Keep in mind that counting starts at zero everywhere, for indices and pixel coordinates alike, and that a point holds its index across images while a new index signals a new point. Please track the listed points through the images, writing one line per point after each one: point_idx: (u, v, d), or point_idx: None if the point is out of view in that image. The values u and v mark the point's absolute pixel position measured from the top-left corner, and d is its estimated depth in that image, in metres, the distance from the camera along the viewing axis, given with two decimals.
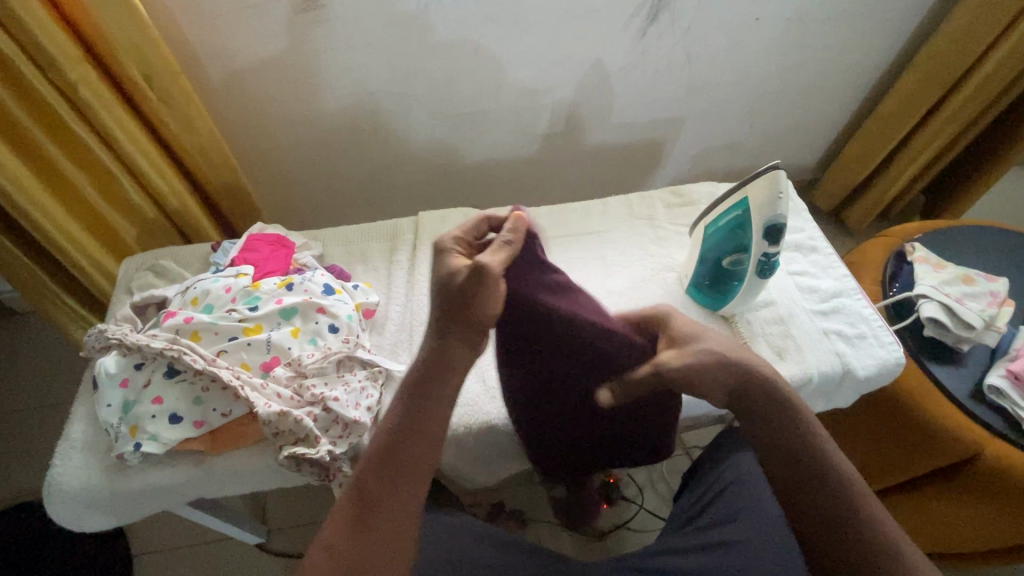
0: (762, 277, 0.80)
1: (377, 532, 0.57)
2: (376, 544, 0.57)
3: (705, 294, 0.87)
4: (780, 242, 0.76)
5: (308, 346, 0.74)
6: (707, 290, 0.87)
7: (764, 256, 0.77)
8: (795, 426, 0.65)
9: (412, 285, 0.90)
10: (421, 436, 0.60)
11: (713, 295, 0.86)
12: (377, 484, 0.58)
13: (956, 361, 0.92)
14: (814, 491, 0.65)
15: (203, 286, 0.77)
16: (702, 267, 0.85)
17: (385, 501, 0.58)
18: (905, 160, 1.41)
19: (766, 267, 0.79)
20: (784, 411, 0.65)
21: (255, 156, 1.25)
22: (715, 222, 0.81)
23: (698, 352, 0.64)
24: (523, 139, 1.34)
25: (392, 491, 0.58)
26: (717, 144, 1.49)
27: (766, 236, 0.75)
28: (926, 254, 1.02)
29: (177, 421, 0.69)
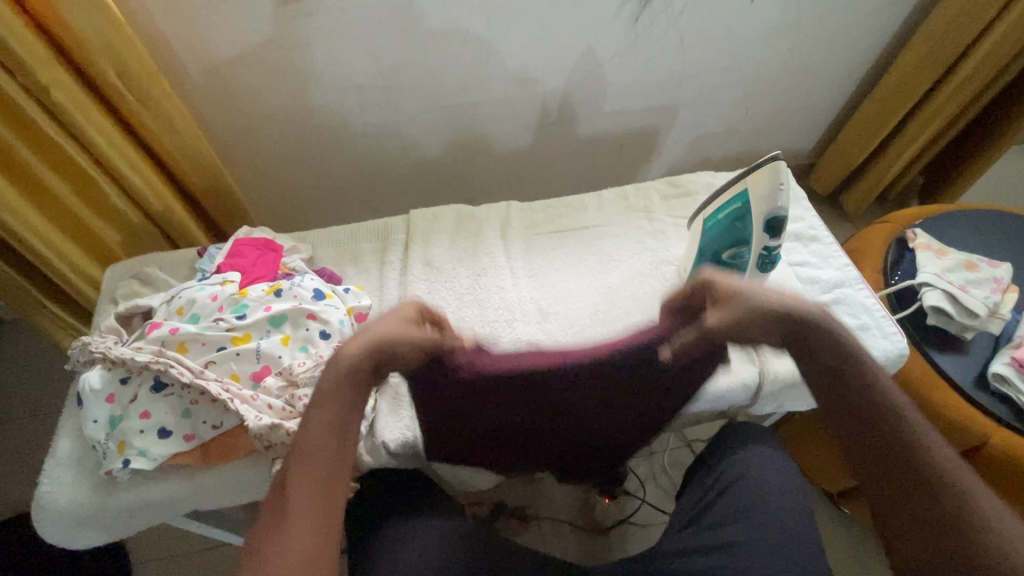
0: (763, 271, 0.78)
1: (283, 543, 0.50)
2: (281, 554, 0.49)
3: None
4: (781, 235, 0.73)
5: (299, 354, 0.72)
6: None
7: (765, 250, 0.75)
8: (865, 388, 0.56)
9: (405, 287, 0.88)
10: (336, 434, 0.56)
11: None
12: (291, 482, 0.53)
13: (961, 350, 0.91)
14: (885, 460, 0.54)
15: (188, 295, 0.74)
16: (699, 263, 0.84)
17: (297, 503, 0.52)
18: (903, 143, 1.39)
19: (766, 261, 0.76)
20: (852, 366, 0.56)
21: (240, 155, 1.21)
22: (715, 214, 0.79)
23: (742, 307, 0.59)
24: (515, 131, 1.31)
25: (306, 491, 0.53)
26: (712, 131, 1.47)
27: (767, 229, 0.72)
28: (928, 241, 1.00)
29: (167, 435, 0.67)
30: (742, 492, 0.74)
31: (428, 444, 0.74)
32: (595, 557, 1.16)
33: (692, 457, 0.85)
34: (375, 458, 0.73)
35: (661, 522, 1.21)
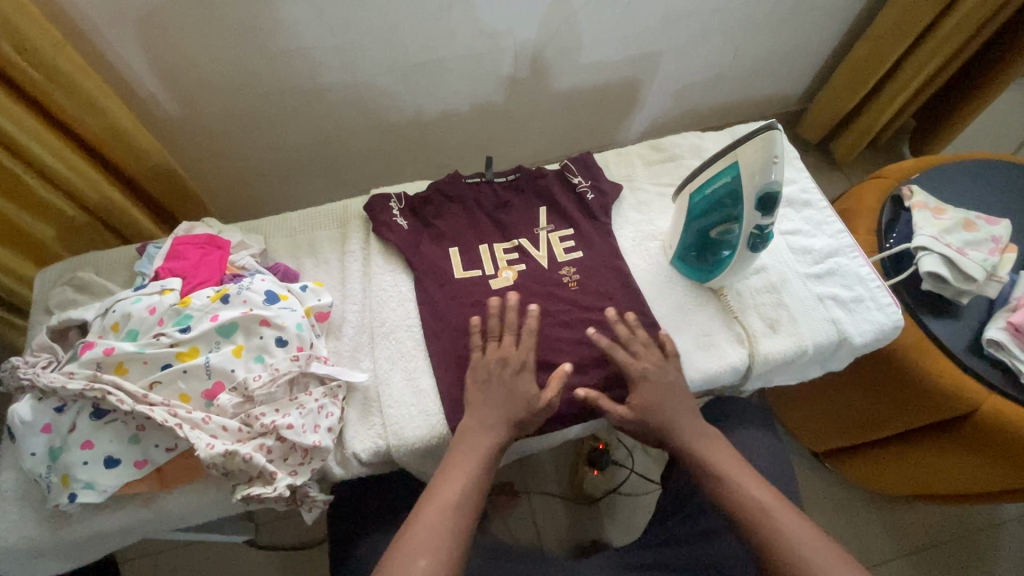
0: (754, 250, 0.72)
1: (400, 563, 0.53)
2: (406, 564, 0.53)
3: (696, 265, 0.80)
4: (775, 212, 0.68)
5: (254, 366, 0.66)
6: (696, 261, 0.79)
7: (758, 229, 0.69)
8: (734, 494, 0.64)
9: (369, 280, 0.81)
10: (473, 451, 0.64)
11: (703, 268, 0.79)
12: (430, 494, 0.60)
13: (955, 316, 0.87)
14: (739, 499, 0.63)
15: (123, 309, 0.67)
16: (688, 241, 0.78)
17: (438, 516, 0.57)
18: (897, 87, 1.31)
19: (758, 238, 0.70)
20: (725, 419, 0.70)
21: (182, 132, 1.09)
22: (700, 190, 0.73)
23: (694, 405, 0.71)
24: (485, 87, 1.20)
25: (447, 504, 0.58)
26: (698, 79, 1.36)
27: (760, 206, 0.67)
28: (924, 199, 0.94)
29: (114, 464, 0.61)
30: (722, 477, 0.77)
31: (401, 451, 0.69)
32: (585, 528, 1.16)
33: None
34: (346, 469, 0.69)
35: (651, 490, 1.20)
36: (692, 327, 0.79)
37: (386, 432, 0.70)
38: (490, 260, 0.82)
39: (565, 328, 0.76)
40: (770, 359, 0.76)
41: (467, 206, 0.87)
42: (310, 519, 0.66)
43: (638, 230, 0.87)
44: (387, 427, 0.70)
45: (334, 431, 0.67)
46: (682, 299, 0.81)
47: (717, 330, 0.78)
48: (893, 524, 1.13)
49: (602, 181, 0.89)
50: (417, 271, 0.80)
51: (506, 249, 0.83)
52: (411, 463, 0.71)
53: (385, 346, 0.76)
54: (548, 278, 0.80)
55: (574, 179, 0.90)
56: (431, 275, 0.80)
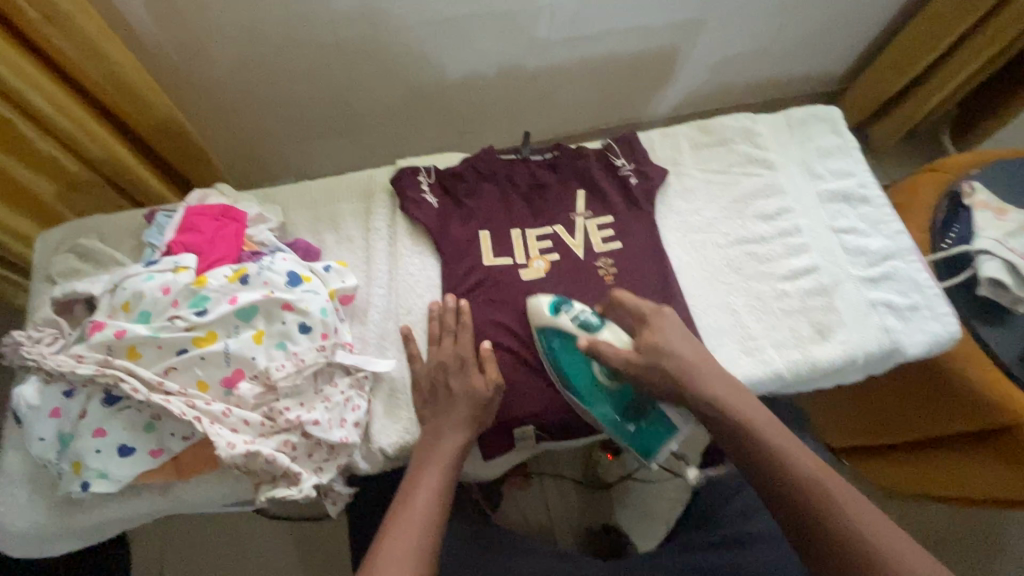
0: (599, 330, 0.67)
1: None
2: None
3: (650, 432, 0.67)
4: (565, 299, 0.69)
5: (276, 353, 0.62)
6: (642, 430, 0.67)
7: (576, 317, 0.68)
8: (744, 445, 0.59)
9: (395, 262, 0.76)
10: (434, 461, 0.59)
11: (651, 423, 0.67)
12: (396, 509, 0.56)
13: (1006, 323, 0.83)
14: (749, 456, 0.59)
15: (134, 287, 0.61)
16: (613, 420, 0.67)
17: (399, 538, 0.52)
18: (950, 72, 1.22)
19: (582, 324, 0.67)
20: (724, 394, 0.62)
21: (187, 81, 1.00)
22: (552, 359, 0.68)
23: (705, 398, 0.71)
24: (513, 50, 1.10)
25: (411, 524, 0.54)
26: (740, 52, 1.27)
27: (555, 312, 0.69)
28: (987, 198, 0.88)
29: (129, 453, 0.58)
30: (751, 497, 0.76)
31: None
32: (596, 514, 1.15)
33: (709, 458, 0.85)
34: (371, 463, 0.65)
35: None
36: (740, 332, 0.74)
37: (414, 427, 0.66)
38: (524, 247, 0.76)
39: None
40: (819, 365, 0.72)
41: (500, 185, 0.81)
42: (334, 512, 0.64)
43: (683, 224, 0.81)
44: (413, 422, 0.66)
45: (360, 425, 0.63)
46: (727, 299, 0.76)
47: (762, 334, 0.74)
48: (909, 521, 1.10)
49: (647, 164, 0.83)
50: (444, 256, 0.75)
51: (539, 235, 0.77)
52: None
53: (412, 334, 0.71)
54: (584, 269, 0.75)
55: (617, 161, 0.83)
56: (459, 262, 0.75)
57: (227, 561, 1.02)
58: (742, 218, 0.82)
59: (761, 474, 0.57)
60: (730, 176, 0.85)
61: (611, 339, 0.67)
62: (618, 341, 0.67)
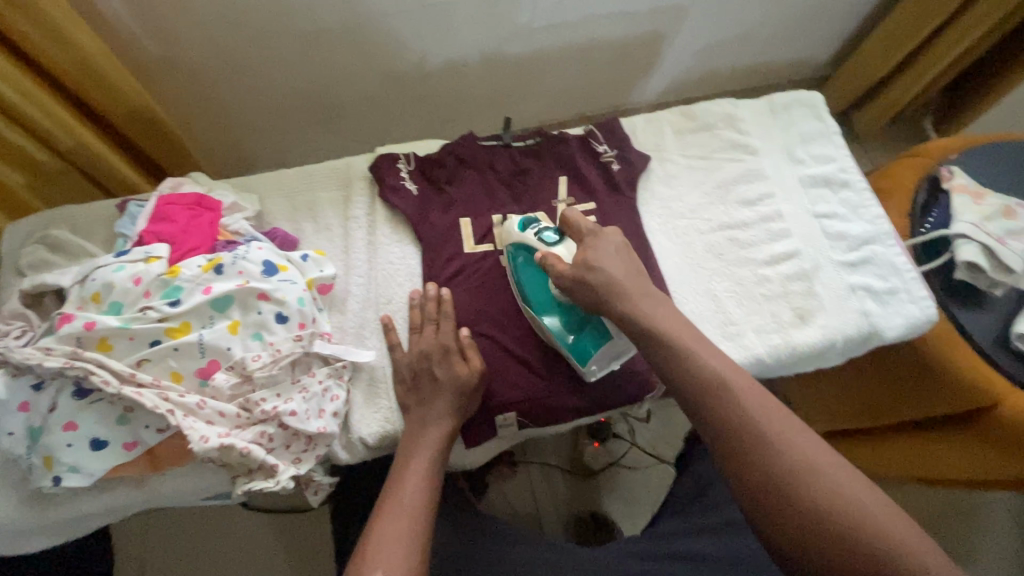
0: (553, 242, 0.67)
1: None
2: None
3: (586, 343, 0.65)
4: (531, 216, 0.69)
5: (253, 344, 0.61)
6: (582, 340, 0.66)
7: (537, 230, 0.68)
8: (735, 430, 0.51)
9: (374, 250, 0.75)
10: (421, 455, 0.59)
11: (589, 334, 0.65)
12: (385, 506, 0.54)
13: (983, 306, 0.83)
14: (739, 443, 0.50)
15: (103, 278, 0.60)
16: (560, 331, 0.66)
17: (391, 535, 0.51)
18: (932, 58, 1.22)
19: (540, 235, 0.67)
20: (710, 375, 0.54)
21: (161, 69, 0.97)
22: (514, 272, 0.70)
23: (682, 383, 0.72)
24: (495, 36, 1.09)
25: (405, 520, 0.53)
26: (724, 38, 1.27)
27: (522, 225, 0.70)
28: (966, 182, 0.88)
29: (102, 446, 0.57)
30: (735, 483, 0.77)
31: None
32: (584, 500, 1.15)
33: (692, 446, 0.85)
34: (351, 453, 0.65)
35: (651, 466, 1.19)
36: (721, 318, 0.74)
37: (394, 416, 0.65)
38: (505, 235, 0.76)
39: None
40: (799, 350, 0.72)
41: (481, 172, 0.80)
42: (315, 501, 0.65)
43: (666, 210, 0.81)
44: (394, 412, 0.66)
45: (339, 415, 0.63)
46: (708, 285, 0.76)
47: (743, 319, 0.74)
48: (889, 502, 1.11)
49: (629, 150, 0.82)
50: (424, 245, 0.74)
51: None
52: None
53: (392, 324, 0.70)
54: None
55: (599, 147, 0.82)
56: (439, 251, 0.74)
57: (212, 553, 1.02)
58: (724, 203, 0.82)
59: (749, 463, 0.49)
60: (713, 161, 0.84)
61: (560, 253, 0.66)
62: (567, 254, 0.66)
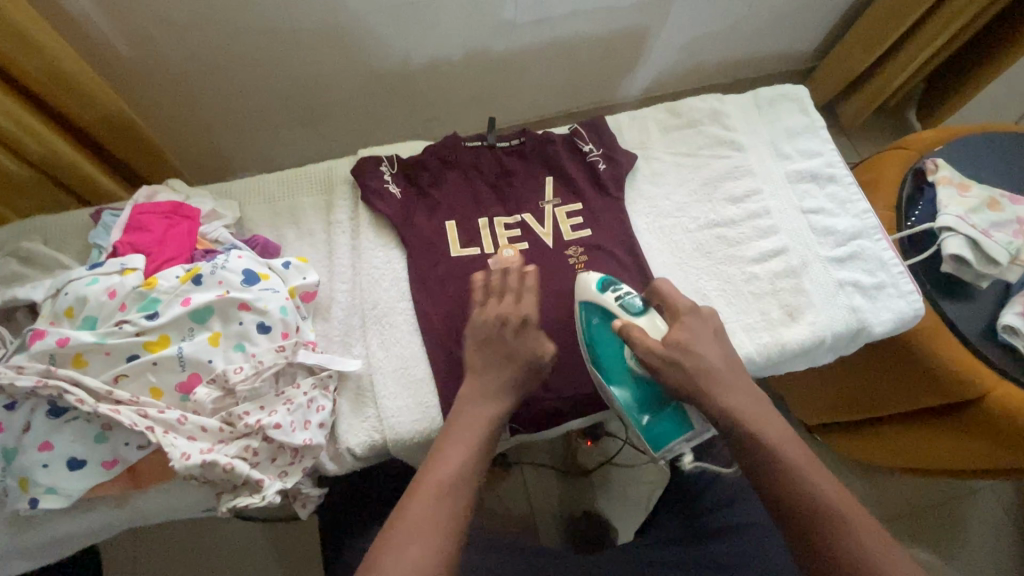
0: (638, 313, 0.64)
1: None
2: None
3: (662, 427, 0.64)
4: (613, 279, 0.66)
5: (235, 355, 0.59)
6: (657, 423, 0.64)
7: (619, 298, 0.65)
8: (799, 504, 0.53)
9: (359, 256, 0.73)
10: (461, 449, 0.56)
11: (667, 418, 0.64)
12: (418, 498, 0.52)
13: (969, 298, 0.84)
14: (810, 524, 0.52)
15: (76, 292, 0.58)
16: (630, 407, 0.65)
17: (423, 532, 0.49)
18: (915, 49, 1.22)
19: (624, 304, 0.65)
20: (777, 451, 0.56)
21: (137, 72, 0.95)
22: (588, 334, 0.67)
23: None
24: (479, 33, 1.07)
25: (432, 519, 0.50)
26: (709, 32, 1.26)
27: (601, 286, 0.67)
28: (950, 174, 0.88)
29: (80, 466, 0.55)
30: (727, 479, 0.76)
31: (398, 446, 0.64)
32: (577, 499, 1.15)
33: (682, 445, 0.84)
34: (340, 464, 0.64)
35: (644, 462, 1.18)
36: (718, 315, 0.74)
37: (382, 425, 0.64)
38: (492, 237, 0.75)
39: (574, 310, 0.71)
40: (790, 347, 0.72)
41: (465, 173, 0.79)
42: (304, 514, 0.63)
43: (652, 209, 0.80)
44: (382, 420, 0.64)
45: (326, 426, 0.62)
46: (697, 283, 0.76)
47: (732, 317, 0.74)
48: (880, 492, 1.12)
49: (615, 149, 0.82)
50: (409, 249, 0.73)
51: (507, 223, 0.76)
52: (409, 456, 0.66)
53: (377, 331, 0.69)
54: (554, 258, 0.74)
55: (584, 146, 0.82)
56: (425, 255, 0.73)
57: (203, 565, 1.00)
58: (710, 201, 0.81)
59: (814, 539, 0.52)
60: (699, 158, 0.84)
61: (648, 328, 0.63)
62: (655, 330, 0.63)
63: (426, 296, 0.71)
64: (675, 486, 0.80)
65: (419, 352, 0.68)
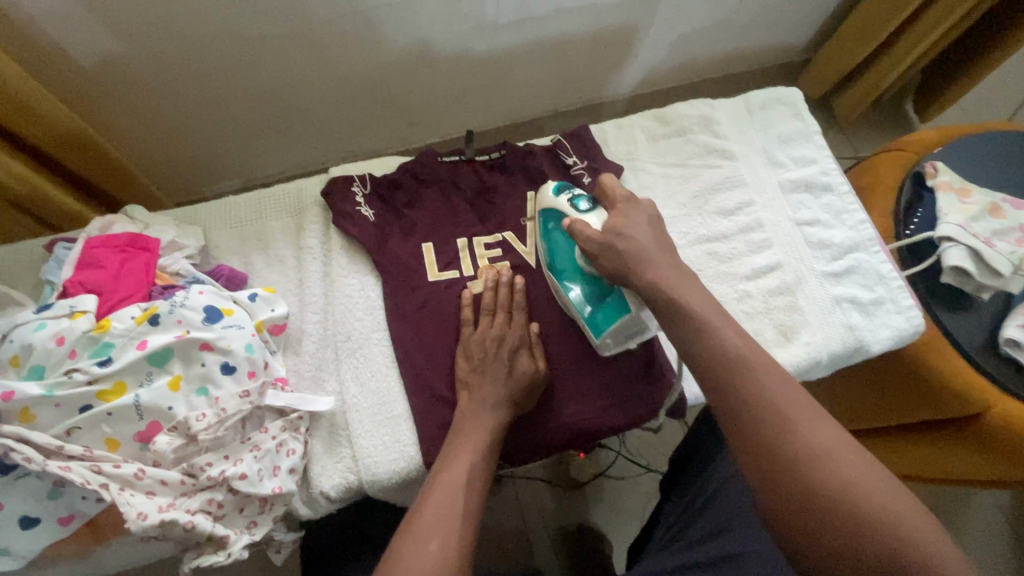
0: (583, 207, 0.63)
1: None
2: None
3: (603, 314, 0.62)
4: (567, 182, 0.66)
5: (197, 400, 0.56)
6: (600, 312, 0.62)
7: (567, 195, 0.65)
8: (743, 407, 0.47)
9: (331, 283, 0.70)
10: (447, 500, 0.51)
11: (607, 307, 0.61)
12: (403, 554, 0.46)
13: (971, 309, 0.81)
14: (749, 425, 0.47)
15: (23, 339, 0.54)
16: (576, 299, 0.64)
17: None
18: (911, 42, 1.18)
19: (572, 199, 0.64)
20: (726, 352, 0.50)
21: (98, 86, 0.90)
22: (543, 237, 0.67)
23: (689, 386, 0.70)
24: (458, 35, 1.02)
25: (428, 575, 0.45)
26: (698, 27, 1.21)
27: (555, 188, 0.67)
28: (950, 179, 0.84)
29: (32, 524, 0.52)
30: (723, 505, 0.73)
31: (376, 487, 0.61)
32: (570, 513, 1.12)
33: (674, 468, 0.81)
34: (313, 508, 0.61)
35: (638, 474, 1.16)
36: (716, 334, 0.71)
37: (358, 465, 0.61)
38: (472, 260, 0.71)
39: (560, 335, 0.68)
40: (784, 370, 0.69)
41: (443, 191, 0.75)
42: (279, 559, 0.60)
43: None
44: (358, 460, 0.61)
45: (297, 471, 0.59)
46: None
47: None
48: None
49: (601, 161, 0.78)
50: (385, 275, 0.69)
51: (488, 244, 0.72)
52: (387, 495, 0.63)
53: (351, 364, 0.66)
54: (538, 280, 0.70)
55: (568, 159, 0.78)
56: (401, 280, 0.69)
57: None
58: (701, 214, 0.77)
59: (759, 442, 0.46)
60: (689, 169, 0.80)
61: (590, 220, 0.61)
62: (597, 222, 0.61)
63: (403, 325, 0.67)
64: (667, 513, 0.77)
65: (396, 385, 0.65)
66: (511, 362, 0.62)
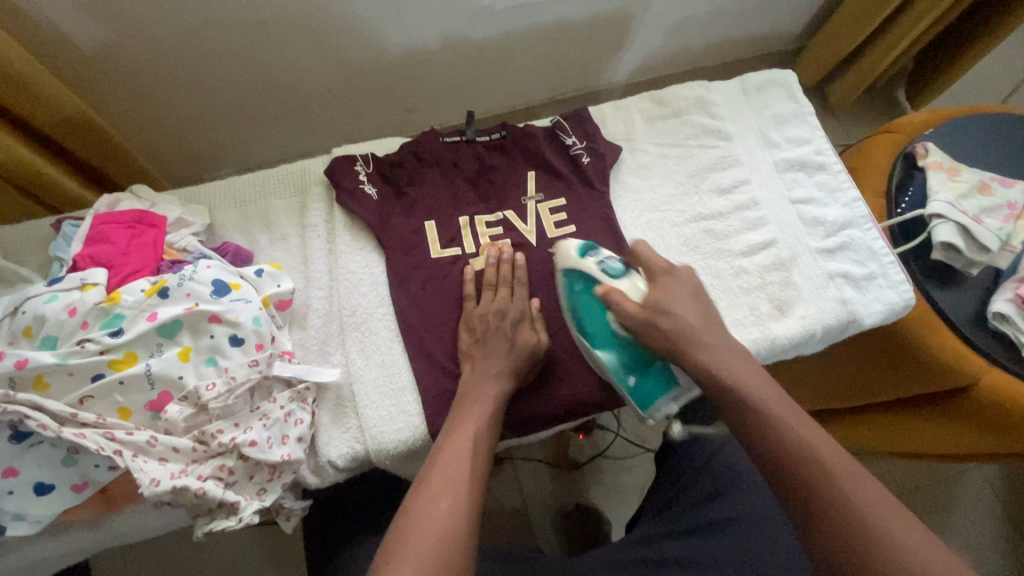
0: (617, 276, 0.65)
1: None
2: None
3: (650, 385, 0.65)
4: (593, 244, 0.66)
5: (206, 370, 0.57)
6: (643, 383, 0.65)
7: (601, 262, 0.65)
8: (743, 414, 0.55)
9: (335, 260, 0.71)
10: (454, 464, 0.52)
11: (653, 377, 0.65)
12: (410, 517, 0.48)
13: (960, 285, 0.83)
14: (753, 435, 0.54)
15: (34, 310, 0.55)
16: (617, 369, 0.64)
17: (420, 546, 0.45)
18: (903, 28, 1.19)
19: (606, 269, 0.65)
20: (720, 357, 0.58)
21: (100, 72, 0.90)
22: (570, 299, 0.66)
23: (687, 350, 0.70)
24: (456, 21, 1.03)
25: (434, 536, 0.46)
26: (694, 15, 1.23)
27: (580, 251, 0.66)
28: (940, 158, 0.86)
29: (47, 490, 0.53)
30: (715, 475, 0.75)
31: (382, 456, 0.62)
32: (570, 493, 1.14)
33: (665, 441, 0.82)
34: (321, 477, 0.62)
35: (636, 454, 1.18)
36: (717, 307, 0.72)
37: (364, 434, 0.63)
38: (473, 236, 0.72)
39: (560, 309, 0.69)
40: (779, 342, 0.70)
41: (444, 171, 0.76)
42: (289, 528, 0.61)
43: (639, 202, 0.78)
44: (364, 430, 0.63)
45: (305, 440, 0.60)
46: None
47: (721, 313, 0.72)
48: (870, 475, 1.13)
49: (599, 141, 0.79)
50: (388, 251, 0.71)
51: (489, 222, 0.73)
52: (392, 465, 0.65)
53: (356, 337, 0.67)
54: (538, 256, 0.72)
55: (567, 139, 0.79)
56: (404, 256, 0.70)
57: None
58: (698, 193, 0.79)
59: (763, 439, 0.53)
60: (686, 149, 0.81)
61: (629, 289, 0.64)
62: (635, 292, 0.64)
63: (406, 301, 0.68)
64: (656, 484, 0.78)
65: (399, 359, 0.67)
66: (512, 334, 0.64)
